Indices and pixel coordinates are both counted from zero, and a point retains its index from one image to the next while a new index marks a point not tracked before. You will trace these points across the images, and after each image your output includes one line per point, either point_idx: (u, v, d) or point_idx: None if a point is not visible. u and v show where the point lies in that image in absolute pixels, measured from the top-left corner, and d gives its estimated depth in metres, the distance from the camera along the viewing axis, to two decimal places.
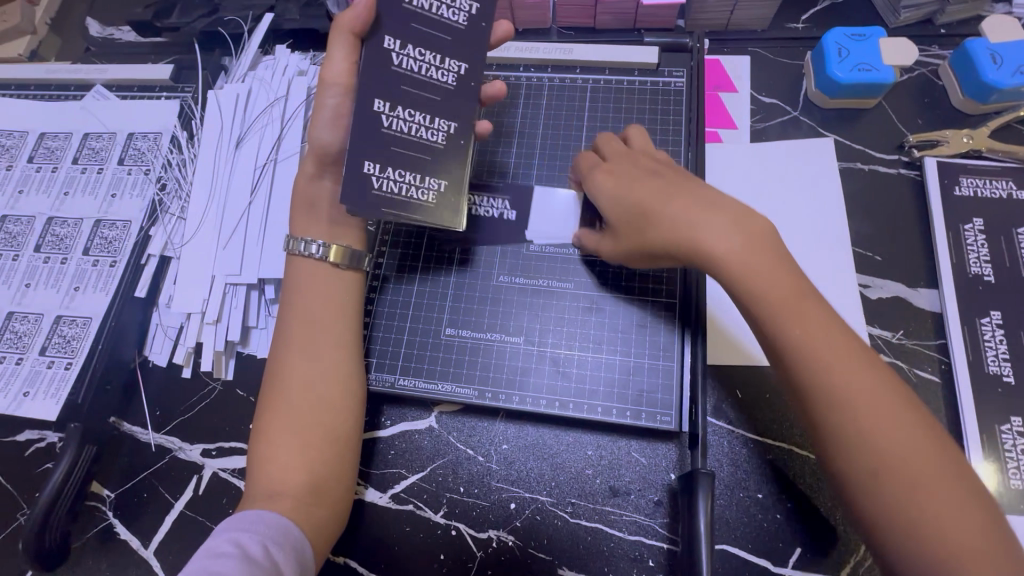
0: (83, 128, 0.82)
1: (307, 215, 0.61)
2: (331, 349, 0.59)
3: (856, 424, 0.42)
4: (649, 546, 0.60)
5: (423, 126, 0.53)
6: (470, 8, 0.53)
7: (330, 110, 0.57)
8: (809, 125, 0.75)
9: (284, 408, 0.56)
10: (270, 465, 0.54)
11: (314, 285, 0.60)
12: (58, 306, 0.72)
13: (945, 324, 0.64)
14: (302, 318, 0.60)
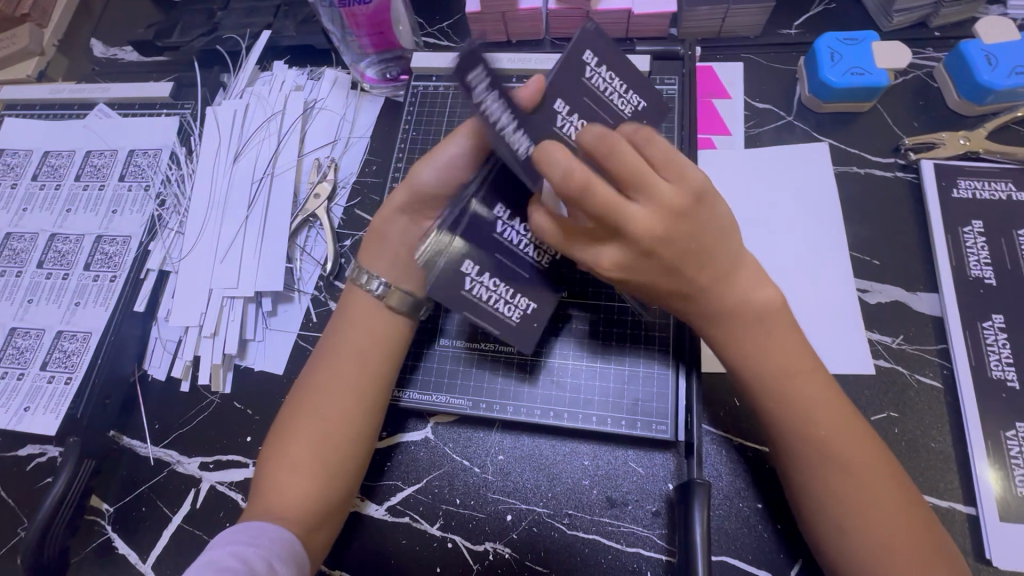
0: (86, 146, 0.84)
1: (376, 250, 0.62)
2: (361, 383, 0.58)
3: (826, 458, 0.49)
4: (648, 558, 0.59)
5: (532, 244, 0.53)
6: (638, 103, 0.52)
7: (447, 157, 0.57)
8: (803, 129, 0.75)
9: (306, 431, 0.56)
10: (285, 482, 0.54)
11: (364, 315, 0.60)
12: (59, 321, 0.73)
13: (946, 328, 0.63)
14: (346, 347, 0.59)
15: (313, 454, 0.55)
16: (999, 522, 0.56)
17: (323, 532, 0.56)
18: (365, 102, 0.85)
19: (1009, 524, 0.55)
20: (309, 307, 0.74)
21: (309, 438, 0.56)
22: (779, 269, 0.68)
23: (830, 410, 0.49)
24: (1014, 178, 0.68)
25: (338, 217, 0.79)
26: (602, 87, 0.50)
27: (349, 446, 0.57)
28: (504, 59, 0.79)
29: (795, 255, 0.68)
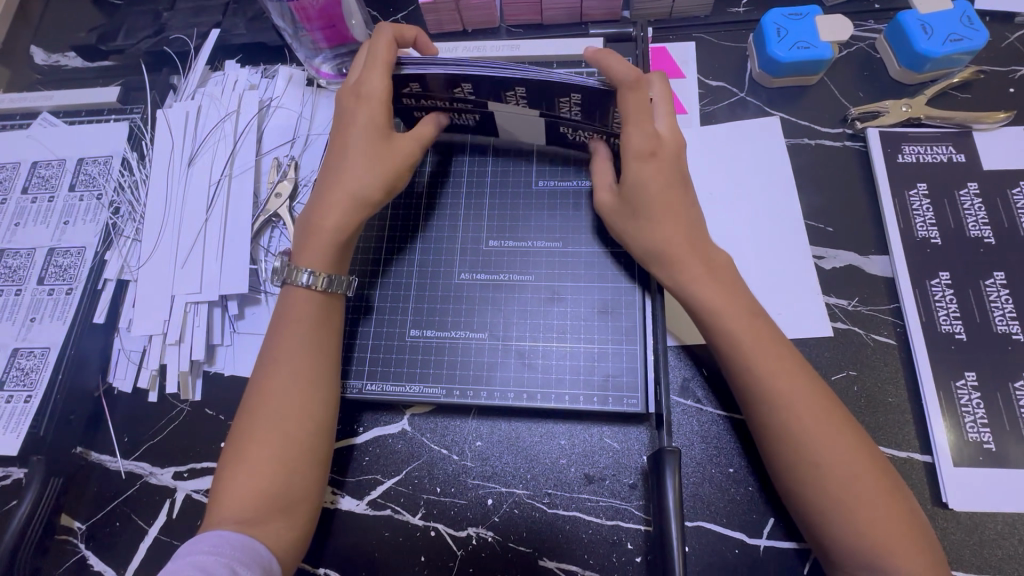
0: (31, 157, 0.81)
1: (307, 244, 0.61)
2: (307, 379, 0.58)
3: (798, 423, 0.51)
4: (627, 529, 0.60)
5: (457, 116, 0.68)
6: (474, 118, 0.68)
7: (333, 153, 0.63)
8: (756, 105, 0.77)
9: (256, 439, 0.55)
10: (242, 490, 0.53)
11: (287, 322, 0.60)
12: (14, 339, 0.71)
13: (897, 288, 0.66)
14: (288, 347, 0.59)
15: (260, 459, 0.55)
16: (954, 468, 0.58)
17: (292, 529, 0.54)
18: (322, 98, 0.83)
19: (962, 469, 0.58)
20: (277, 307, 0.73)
21: (266, 445, 0.55)
22: (738, 240, 0.70)
23: (792, 381, 0.53)
24: (954, 141, 0.71)
25: None
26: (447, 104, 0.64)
27: (300, 441, 0.56)
28: (459, 47, 0.79)
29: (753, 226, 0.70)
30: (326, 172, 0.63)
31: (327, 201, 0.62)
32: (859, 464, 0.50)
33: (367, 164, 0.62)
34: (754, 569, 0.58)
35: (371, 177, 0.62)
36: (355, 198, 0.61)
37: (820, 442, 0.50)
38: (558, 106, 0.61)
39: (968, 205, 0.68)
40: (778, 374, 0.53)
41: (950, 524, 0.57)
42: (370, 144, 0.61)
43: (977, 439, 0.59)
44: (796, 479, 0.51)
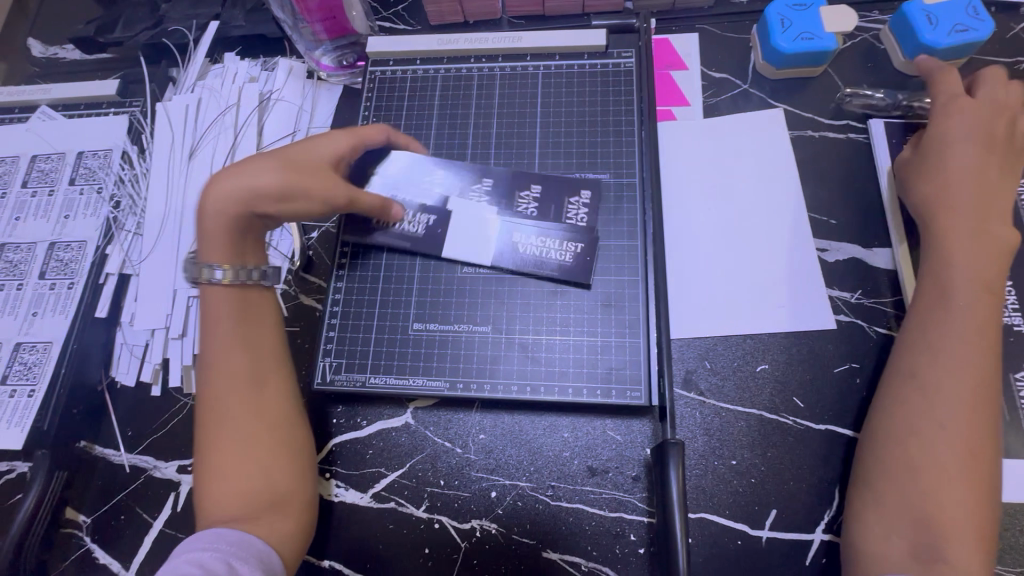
0: (31, 150, 0.80)
1: (220, 242, 0.60)
2: (245, 372, 0.59)
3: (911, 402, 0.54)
4: (630, 521, 0.61)
5: (406, 221, 0.68)
6: (426, 220, 0.68)
7: (252, 168, 0.60)
8: (759, 97, 0.77)
9: (219, 439, 0.56)
10: (224, 488, 0.54)
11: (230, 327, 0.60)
12: (17, 334, 0.71)
13: (901, 280, 0.66)
14: (226, 344, 0.59)
15: (238, 466, 0.55)
16: None
17: (287, 522, 0.55)
18: (322, 90, 0.83)
19: None
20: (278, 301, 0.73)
21: (226, 443, 0.56)
22: (739, 234, 0.70)
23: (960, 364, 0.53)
24: None
25: None
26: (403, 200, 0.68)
27: (278, 446, 0.57)
28: (460, 39, 0.78)
29: (754, 219, 0.70)
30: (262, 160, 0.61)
31: (236, 186, 0.58)
32: (955, 459, 0.50)
33: (279, 172, 0.59)
34: (757, 560, 0.58)
35: (275, 174, 0.59)
36: (242, 198, 0.59)
37: (939, 411, 0.52)
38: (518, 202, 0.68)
39: None
40: (972, 344, 0.54)
41: None
42: (297, 157, 0.61)
43: None
44: (904, 448, 0.53)
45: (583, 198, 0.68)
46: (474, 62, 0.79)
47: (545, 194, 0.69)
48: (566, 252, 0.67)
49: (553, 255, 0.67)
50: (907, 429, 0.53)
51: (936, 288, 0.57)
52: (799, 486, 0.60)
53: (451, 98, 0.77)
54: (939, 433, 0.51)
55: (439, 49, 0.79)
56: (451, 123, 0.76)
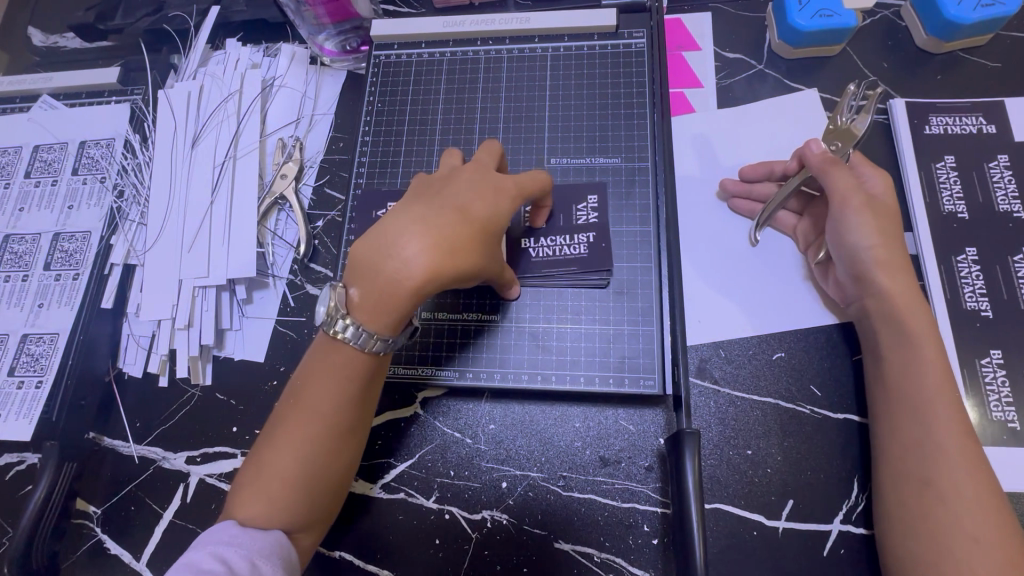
0: (33, 141, 0.79)
1: (372, 301, 0.48)
2: (328, 398, 0.51)
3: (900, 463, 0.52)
4: (643, 512, 0.60)
5: None
6: None
7: (441, 237, 0.48)
8: (774, 77, 0.74)
9: (273, 453, 0.51)
10: (260, 503, 0.51)
11: (327, 352, 0.52)
12: (23, 325, 0.70)
13: (922, 266, 0.64)
14: (316, 361, 0.52)
15: (284, 490, 0.51)
16: None
17: (308, 536, 0.54)
18: (326, 77, 0.81)
19: (986, 448, 0.57)
20: (285, 291, 0.73)
21: (281, 462, 0.51)
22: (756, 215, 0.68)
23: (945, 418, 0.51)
24: (984, 112, 0.69)
25: (308, 198, 0.76)
26: None
27: (329, 468, 0.53)
28: (466, 21, 0.76)
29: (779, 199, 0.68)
30: (406, 238, 0.48)
31: (392, 264, 0.47)
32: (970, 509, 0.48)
33: (433, 246, 0.47)
34: (773, 550, 0.57)
35: (447, 261, 0.48)
36: (445, 261, 0.48)
37: (962, 505, 0.48)
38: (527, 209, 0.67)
39: (998, 178, 0.66)
40: (957, 433, 0.50)
41: None
42: (476, 233, 0.50)
43: (1000, 418, 0.58)
44: (929, 519, 0.48)
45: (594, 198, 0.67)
46: (480, 45, 0.77)
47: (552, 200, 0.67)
48: (580, 245, 0.65)
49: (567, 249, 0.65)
50: (949, 521, 0.48)
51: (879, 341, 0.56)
52: (817, 477, 0.59)
53: (457, 83, 0.75)
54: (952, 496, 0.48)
55: (444, 31, 0.77)
56: (457, 108, 0.74)
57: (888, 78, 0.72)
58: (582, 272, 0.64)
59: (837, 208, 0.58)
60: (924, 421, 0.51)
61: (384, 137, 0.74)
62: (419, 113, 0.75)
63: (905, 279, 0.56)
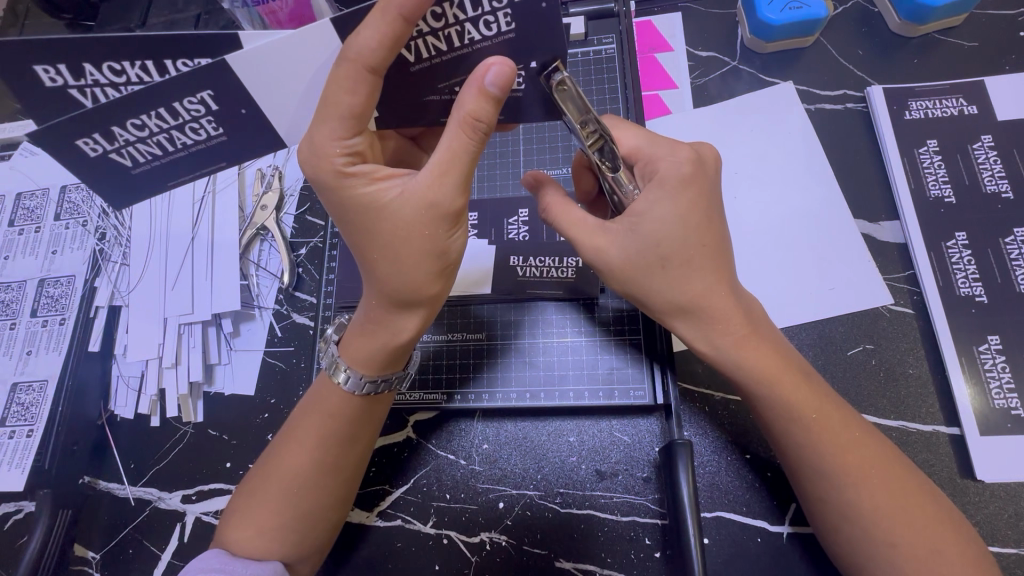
0: (15, 189, 0.79)
1: (364, 357, 0.52)
2: (323, 440, 0.53)
3: (840, 488, 0.47)
4: (643, 524, 0.58)
5: None
6: None
7: (403, 271, 0.47)
8: (749, 73, 0.73)
9: (269, 490, 0.52)
10: (258, 537, 0.51)
11: (324, 398, 0.54)
12: (13, 373, 0.70)
13: (912, 254, 0.63)
14: (312, 409, 0.54)
15: (271, 523, 0.52)
16: (981, 437, 0.56)
17: (309, 562, 0.54)
18: None
19: (990, 436, 0.56)
20: (272, 322, 0.72)
21: (278, 497, 0.52)
22: (744, 213, 0.66)
23: (830, 435, 0.48)
24: (964, 93, 0.68)
25: (290, 226, 0.76)
26: None
27: (327, 499, 0.54)
28: None
29: (767, 195, 0.67)
30: (371, 298, 0.51)
31: (374, 327, 0.51)
32: (916, 518, 0.46)
33: (401, 285, 0.48)
34: (779, 557, 0.56)
35: (409, 308, 0.50)
36: (407, 310, 0.50)
37: (899, 518, 0.46)
38: (507, 227, 0.68)
39: (983, 159, 0.65)
40: (847, 448, 0.48)
41: (983, 497, 0.54)
42: (398, 258, 0.46)
43: (1003, 406, 0.56)
44: (876, 534, 0.46)
45: None
46: None
47: (533, 217, 0.68)
48: (568, 268, 0.65)
49: (555, 272, 0.66)
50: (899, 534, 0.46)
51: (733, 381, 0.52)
52: None
53: None
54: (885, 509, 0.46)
55: None
56: None
57: (865, 65, 0.71)
58: (568, 297, 0.65)
59: (611, 265, 0.50)
60: (803, 447, 0.49)
61: None
62: None
63: (733, 310, 0.51)
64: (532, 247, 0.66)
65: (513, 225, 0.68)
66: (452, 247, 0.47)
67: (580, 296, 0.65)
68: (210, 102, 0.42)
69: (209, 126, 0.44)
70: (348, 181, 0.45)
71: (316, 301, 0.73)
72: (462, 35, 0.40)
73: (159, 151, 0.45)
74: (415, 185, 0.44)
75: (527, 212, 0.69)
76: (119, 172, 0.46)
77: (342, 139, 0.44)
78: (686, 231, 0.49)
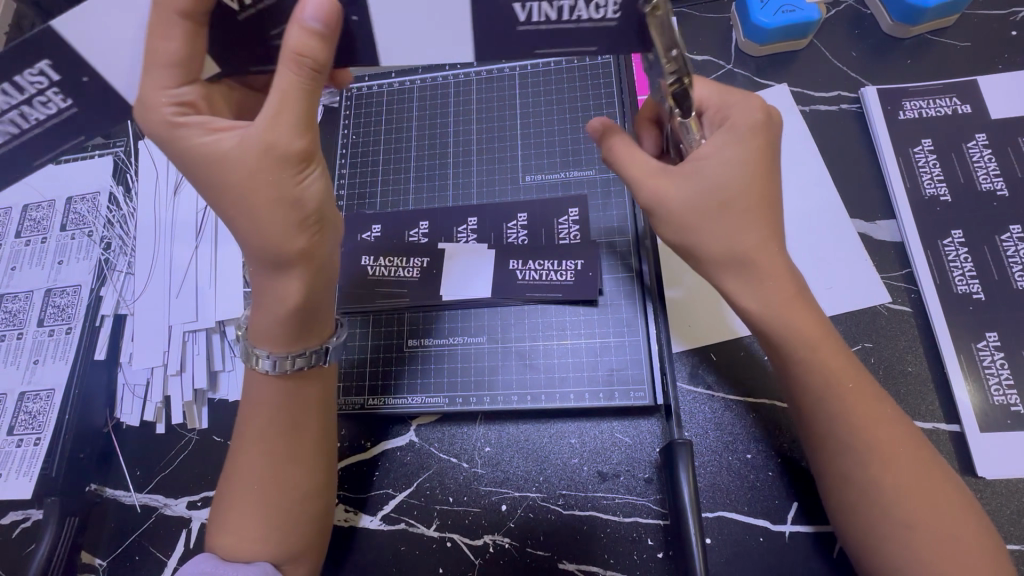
0: (22, 201, 0.81)
1: (263, 320, 0.52)
2: (261, 428, 0.54)
3: (870, 470, 0.47)
4: (645, 525, 0.59)
5: (401, 267, 0.68)
6: (421, 263, 0.68)
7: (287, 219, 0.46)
8: (745, 76, 0.74)
9: (234, 488, 0.54)
10: (236, 537, 0.52)
11: (252, 389, 0.55)
12: (20, 382, 0.71)
13: (908, 252, 0.63)
14: (248, 402, 0.55)
15: (249, 523, 0.53)
16: (981, 433, 0.56)
17: (303, 563, 0.55)
18: None
19: (990, 432, 0.56)
20: None
21: (242, 493, 0.53)
22: None
23: (867, 410, 0.48)
24: (958, 92, 0.68)
25: None
26: (415, 241, 0.70)
27: (286, 489, 0.54)
28: None
29: None
30: (253, 271, 0.51)
31: (263, 299, 0.51)
32: (936, 509, 0.46)
33: (282, 235, 0.46)
34: (782, 556, 0.56)
35: (292, 269, 0.48)
36: (285, 271, 0.48)
37: (922, 505, 0.46)
38: (507, 232, 0.69)
39: (977, 157, 0.65)
40: (885, 427, 0.48)
41: (985, 493, 0.55)
42: (258, 214, 0.46)
43: (1002, 402, 0.57)
44: (897, 517, 0.46)
45: (572, 214, 0.69)
46: (449, 70, 0.79)
47: (532, 220, 0.69)
48: (568, 272, 0.66)
49: (555, 275, 0.66)
50: (920, 521, 0.46)
51: (770, 347, 0.50)
52: None
53: (429, 113, 0.77)
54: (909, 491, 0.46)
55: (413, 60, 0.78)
56: (430, 140, 0.76)
57: (858, 67, 0.72)
58: (568, 299, 0.65)
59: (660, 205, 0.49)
60: (840, 423, 0.48)
61: (362, 170, 0.75)
62: (394, 145, 0.76)
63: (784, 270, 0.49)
64: (532, 250, 0.67)
65: (512, 229, 0.69)
66: (305, 191, 0.46)
67: (581, 299, 0.65)
68: (51, 73, 0.42)
69: (58, 99, 0.44)
70: (182, 132, 0.45)
71: None
72: (573, 9, 0.41)
73: (14, 129, 0.44)
74: (251, 129, 0.45)
75: (526, 216, 0.69)
76: (1, 158, 0.46)
77: (169, 89, 0.44)
78: (743, 181, 0.48)
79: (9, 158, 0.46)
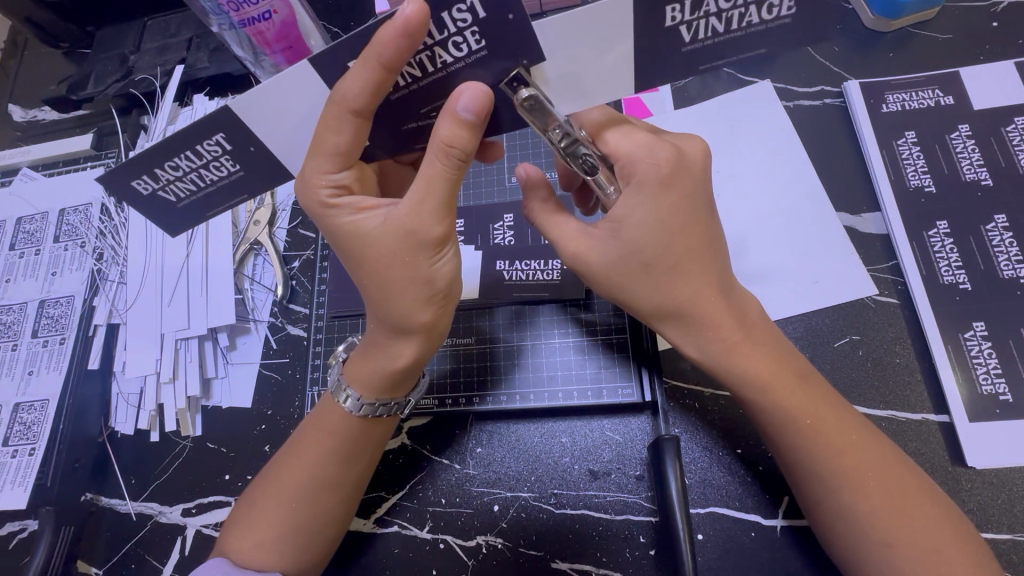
0: (15, 214, 0.81)
1: (367, 366, 0.54)
2: (319, 456, 0.54)
3: (844, 491, 0.48)
4: (637, 522, 0.59)
5: None
6: None
7: (418, 292, 0.48)
8: (728, 74, 0.75)
9: (266, 505, 0.54)
10: (257, 549, 0.53)
11: (326, 416, 0.56)
12: (15, 394, 0.71)
13: (894, 245, 0.63)
14: (314, 426, 0.56)
15: (268, 535, 0.53)
16: (970, 423, 0.56)
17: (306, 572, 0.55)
18: None
19: (978, 422, 0.56)
20: (267, 335, 0.74)
21: (275, 511, 0.54)
22: (728, 211, 0.67)
23: (831, 436, 0.49)
24: (940, 84, 0.68)
25: (282, 240, 0.78)
26: None
27: (323, 511, 0.55)
28: None
29: (750, 193, 0.68)
30: (373, 323, 0.53)
31: (374, 349, 0.54)
32: (916, 515, 0.46)
33: (411, 307, 0.49)
34: (773, 551, 0.56)
35: (409, 334, 0.51)
36: (404, 335, 0.51)
37: (906, 520, 0.46)
38: (493, 233, 0.70)
39: (961, 148, 0.65)
40: (854, 453, 0.48)
41: (975, 483, 0.54)
42: (390, 288, 0.48)
43: (990, 392, 0.57)
44: (880, 537, 0.46)
45: None
46: None
47: (518, 222, 0.70)
48: (553, 271, 0.67)
49: (541, 275, 0.67)
50: (902, 535, 0.46)
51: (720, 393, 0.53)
52: None
53: None
54: (885, 512, 0.47)
55: None
56: None
57: (841, 61, 0.73)
58: (554, 299, 0.66)
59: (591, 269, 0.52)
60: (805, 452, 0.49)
61: None
62: None
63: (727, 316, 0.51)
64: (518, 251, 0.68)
65: (499, 229, 0.70)
66: (437, 272, 0.48)
67: (568, 298, 0.66)
68: (224, 143, 0.45)
69: (228, 164, 0.48)
70: (332, 212, 0.48)
71: (309, 312, 0.74)
72: (743, 17, 0.42)
73: (193, 187, 0.49)
74: (396, 214, 0.47)
75: (513, 216, 0.71)
76: (143, 206, 0.50)
77: (328, 174, 0.47)
78: (674, 229, 0.49)
79: (187, 208, 0.52)
